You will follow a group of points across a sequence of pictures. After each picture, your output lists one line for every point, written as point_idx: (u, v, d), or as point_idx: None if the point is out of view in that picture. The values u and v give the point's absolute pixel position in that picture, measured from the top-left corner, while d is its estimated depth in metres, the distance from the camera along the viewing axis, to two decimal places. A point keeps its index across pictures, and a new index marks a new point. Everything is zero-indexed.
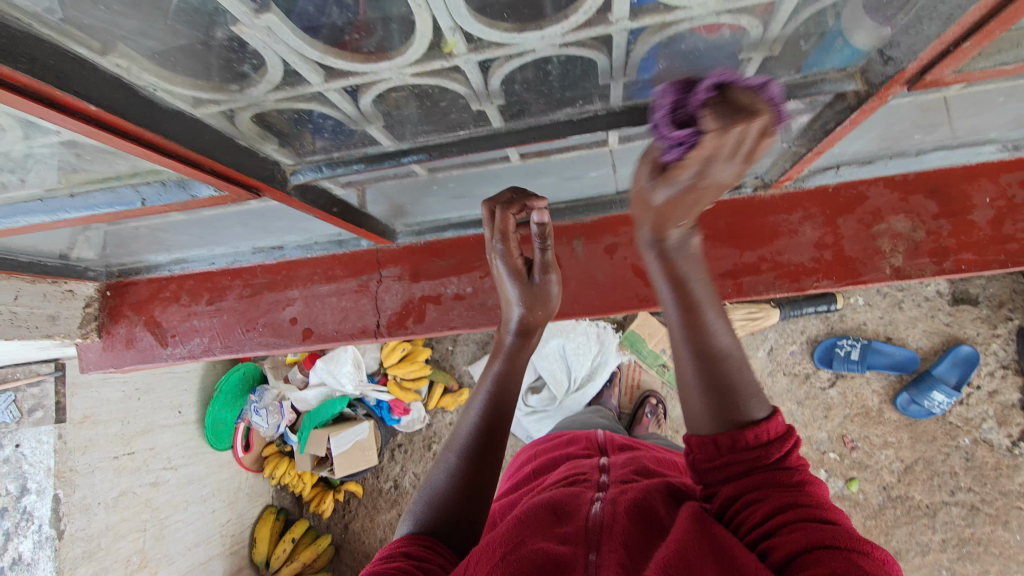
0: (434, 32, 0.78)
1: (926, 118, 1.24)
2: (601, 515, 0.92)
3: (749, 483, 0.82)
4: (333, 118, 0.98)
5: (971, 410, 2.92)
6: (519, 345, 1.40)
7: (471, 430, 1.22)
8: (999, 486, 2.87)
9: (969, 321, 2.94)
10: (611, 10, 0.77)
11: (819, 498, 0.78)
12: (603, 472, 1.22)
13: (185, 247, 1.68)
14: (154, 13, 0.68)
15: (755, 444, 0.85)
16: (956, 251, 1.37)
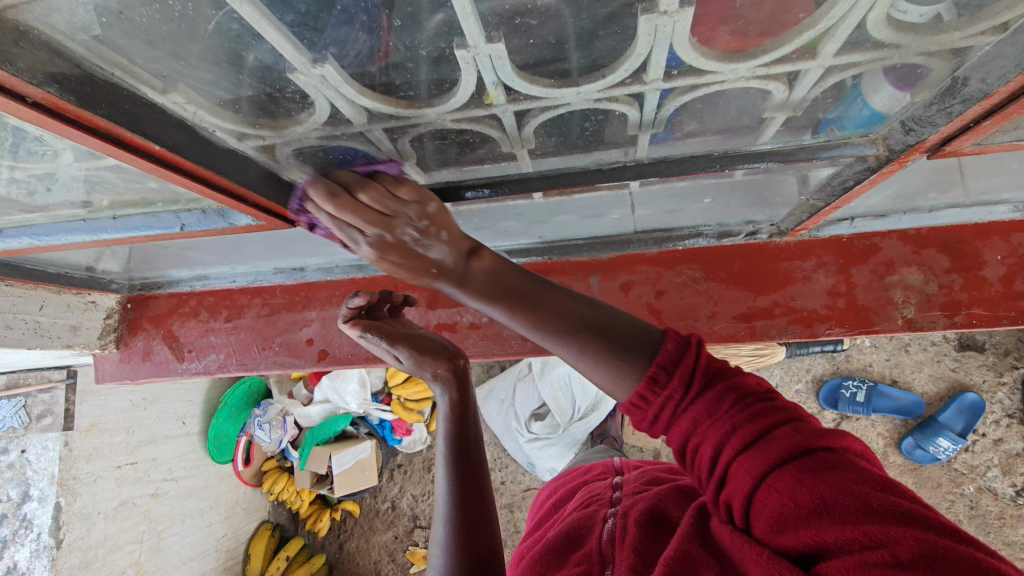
0: (477, 86, 0.82)
1: (938, 178, 1.29)
2: (610, 534, 1.03)
3: (704, 435, 0.83)
4: (371, 155, 1.04)
5: (976, 458, 2.93)
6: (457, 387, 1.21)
7: (448, 499, 1.11)
8: (1003, 537, 2.85)
9: (974, 367, 2.94)
10: (647, 72, 0.82)
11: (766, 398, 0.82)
12: (616, 489, 1.31)
13: (209, 264, 1.72)
14: (217, 62, 0.73)
15: (697, 390, 0.85)
16: (967, 305, 1.39)
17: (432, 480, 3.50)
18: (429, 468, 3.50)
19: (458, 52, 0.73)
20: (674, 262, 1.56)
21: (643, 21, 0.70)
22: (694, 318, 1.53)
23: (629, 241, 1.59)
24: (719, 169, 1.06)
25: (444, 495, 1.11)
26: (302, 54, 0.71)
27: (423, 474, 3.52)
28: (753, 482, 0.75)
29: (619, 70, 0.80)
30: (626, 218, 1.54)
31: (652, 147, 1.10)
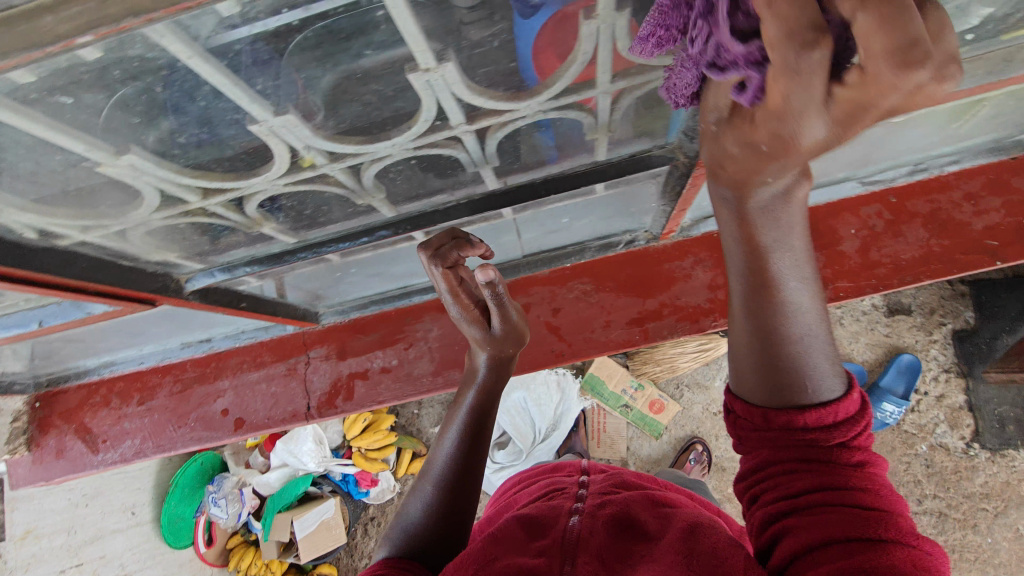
0: (290, 153, 0.89)
1: None
2: (579, 529, 0.78)
3: (797, 469, 0.65)
4: (228, 225, 1.10)
5: (923, 416, 2.51)
6: (492, 377, 1.21)
7: (450, 458, 1.12)
8: (957, 490, 2.46)
9: (905, 329, 2.58)
10: (448, 118, 0.90)
11: (879, 484, 0.62)
12: (581, 485, 1.07)
13: (112, 350, 1.70)
14: (21, 166, 0.76)
15: (814, 427, 0.66)
16: (832, 280, 1.49)
17: None
18: None
19: (251, 126, 0.79)
20: (565, 280, 1.63)
21: (412, 78, 0.77)
22: (591, 329, 1.61)
23: (519, 266, 1.64)
24: (544, 194, 1.20)
25: (445, 455, 1.12)
26: (100, 149, 0.77)
27: None
28: (808, 538, 0.58)
29: (419, 122, 0.88)
30: (514, 245, 1.57)
31: (501, 179, 1.18)
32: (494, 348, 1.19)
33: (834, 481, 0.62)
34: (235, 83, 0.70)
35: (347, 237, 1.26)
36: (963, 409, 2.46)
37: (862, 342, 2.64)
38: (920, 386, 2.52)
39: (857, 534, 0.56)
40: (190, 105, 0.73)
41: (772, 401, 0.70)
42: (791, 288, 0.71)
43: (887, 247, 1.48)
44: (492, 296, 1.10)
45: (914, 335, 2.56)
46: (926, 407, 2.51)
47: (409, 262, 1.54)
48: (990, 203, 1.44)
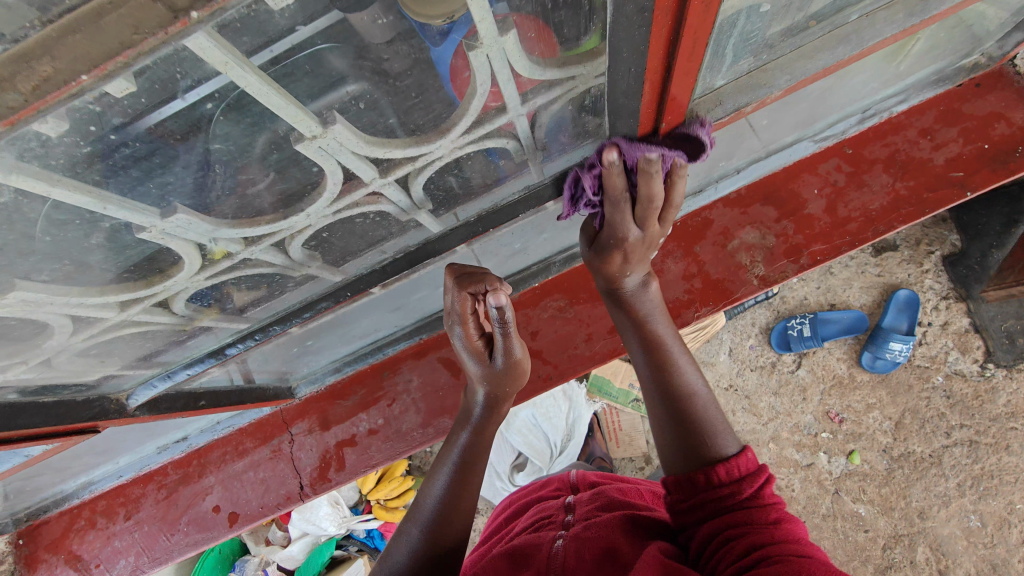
0: (198, 249, 0.82)
1: (729, 143, 1.32)
2: (561, 556, 0.82)
3: (729, 521, 0.76)
4: (162, 328, 1.02)
5: (932, 347, 2.46)
6: (488, 418, 1.15)
7: (439, 504, 1.03)
8: (986, 413, 2.39)
9: (895, 265, 2.52)
10: (360, 176, 0.84)
11: (802, 539, 0.72)
12: (569, 511, 1.02)
13: (87, 471, 1.62)
14: None
15: (726, 481, 0.82)
16: (807, 245, 1.43)
17: None
18: None
19: (141, 234, 0.72)
20: (537, 299, 1.57)
21: (302, 148, 0.70)
22: (574, 346, 1.54)
23: None
24: (481, 229, 1.14)
25: (437, 495, 1.05)
26: None
27: None
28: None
29: (328, 186, 0.81)
30: None
31: (440, 220, 1.10)
32: (491, 385, 1.12)
33: (765, 535, 0.71)
34: (102, 197, 0.63)
35: (288, 317, 1.20)
36: (970, 333, 2.40)
37: (856, 288, 2.59)
38: (922, 318, 2.47)
39: (795, 571, 0.62)
40: (68, 234, 0.66)
41: (693, 463, 0.89)
42: (671, 349, 1.04)
43: (854, 200, 1.42)
44: (501, 328, 1.02)
45: (906, 270, 2.51)
46: (932, 337, 2.46)
47: (372, 316, 1.47)
48: (946, 134, 1.39)
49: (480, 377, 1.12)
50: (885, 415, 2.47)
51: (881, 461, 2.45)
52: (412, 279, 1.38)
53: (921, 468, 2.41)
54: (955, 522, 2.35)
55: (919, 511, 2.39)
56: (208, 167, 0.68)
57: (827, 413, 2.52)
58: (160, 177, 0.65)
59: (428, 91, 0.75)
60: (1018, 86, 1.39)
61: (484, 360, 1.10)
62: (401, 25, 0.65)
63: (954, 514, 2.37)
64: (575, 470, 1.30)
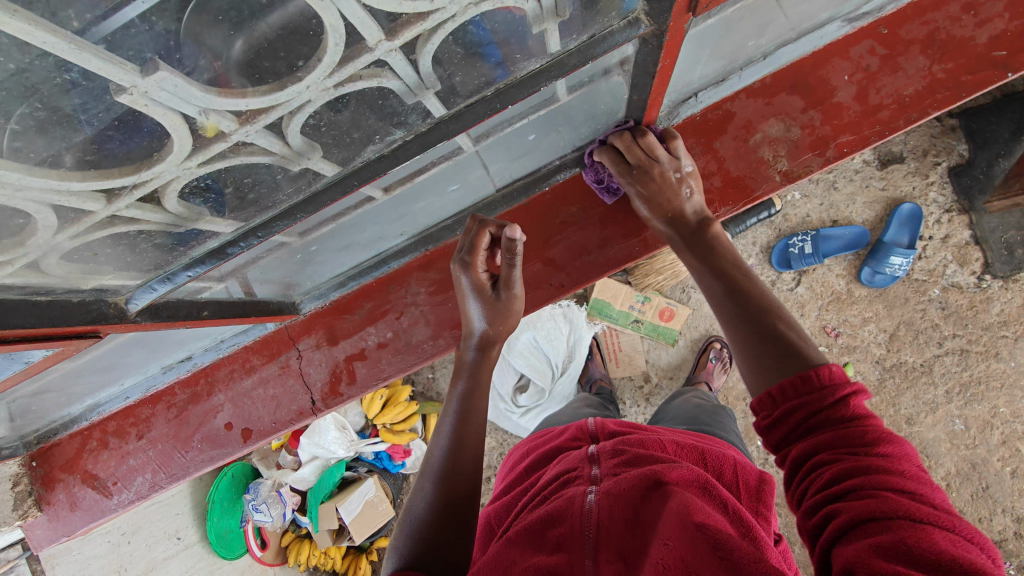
0: (187, 122, 0.73)
1: (760, 22, 1.19)
2: (596, 512, 0.79)
3: (824, 442, 0.73)
4: (153, 230, 0.95)
5: (931, 261, 2.44)
6: (479, 362, 1.16)
7: (449, 452, 1.02)
8: (979, 323, 2.41)
9: (901, 178, 2.43)
10: (363, 37, 0.74)
11: (897, 462, 0.68)
12: (594, 463, 0.98)
13: (92, 393, 1.58)
14: None
15: (820, 386, 0.77)
16: (834, 137, 1.36)
17: None
18: None
19: (120, 97, 0.63)
20: (548, 206, 1.49)
21: None
22: (587, 252, 1.48)
23: (495, 202, 1.50)
24: (500, 107, 1.03)
25: (444, 443, 1.03)
26: None
27: None
28: (850, 517, 0.62)
29: (329, 47, 0.71)
30: (484, 180, 1.41)
31: (447, 105, 1.00)
32: (488, 325, 1.15)
33: (858, 460, 0.68)
34: (62, 36, 0.54)
35: (291, 214, 1.10)
36: (970, 245, 2.38)
37: (859, 203, 2.51)
38: (923, 232, 2.43)
39: (897, 512, 0.60)
40: (59, 76, 0.58)
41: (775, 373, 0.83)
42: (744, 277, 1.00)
43: (886, 85, 1.33)
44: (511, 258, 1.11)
45: (911, 183, 2.43)
46: (932, 251, 2.43)
47: (376, 226, 1.40)
48: (991, 9, 1.29)
49: (481, 317, 1.15)
50: (880, 328, 2.49)
51: (872, 372, 2.50)
52: (416, 184, 1.29)
53: (912, 377, 2.47)
54: (940, 427, 2.44)
55: (906, 418, 2.46)
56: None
57: (823, 327, 2.54)
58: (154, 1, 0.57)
59: None
60: None
61: (488, 297, 1.15)
62: None
63: (940, 419, 2.44)
64: (594, 419, 1.26)
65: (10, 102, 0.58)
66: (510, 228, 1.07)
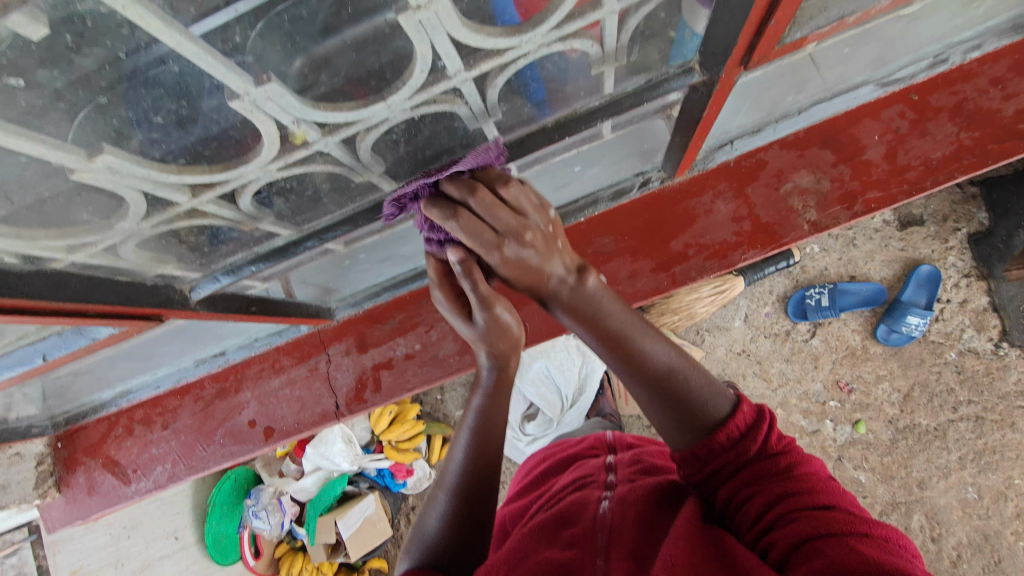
0: (279, 130, 0.80)
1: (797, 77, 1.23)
2: (607, 516, 0.92)
3: (751, 478, 0.83)
4: (226, 225, 1.02)
5: (948, 324, 2.46)
6: (498, 379, 1.14)
7: (463, 466, 1.07)
8: (996, 391, 2.41)
9: (920, 241, 2.49)
10: (446, 67, 0.81)
11: (825, 488, 0.79)
12: (609, 471, 1.12)
13: (126, 379, 1.63)
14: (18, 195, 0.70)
15: (737, 444, 0.86)
16: (862, 192, 1.42)
17: None
18: None
19: (232, 103, 0.70)
20: (583, 236, 1.55)
21: (402, 20, 0.68)
22: (617, 282, 1.53)
23: None
24: (557, 138, 1.10)
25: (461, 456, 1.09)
26: (72, 152, 0.67)
27: None
28: (789, 539, 0.72)
29: (414, 73, 0.79)
30: None
31: (505, 131, 1.08)
32: (488, 345, 1.10)
33: (787, 489, 0.79)
34: (202, 47, 0.61)
35: (345, 222, 1.16)
36: (988, 311, 2.40)
37: (878, 261, 2.56)
38: (941, 295, 2.46)
39: (826, 529, 0.70)
40: (206, 83, 0.66)
41: (693, 440, 0.90)
42: (641, 338, 0.94)
43: (914, 147, 1.39)
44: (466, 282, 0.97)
45: (930, 245, 2.48)
46: (949, 314, 2.46)
47: (417, 240, 1.46)
48: (1018, 85, 1.35)
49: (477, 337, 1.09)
50: (894, 387, 2.49)
51: (885, 432, 2.49)
52: None
53: (925, 441, 2.45)
54: (953, 494, 2.40)
55: (917, 481, 2.44)
56: (339, 22, 0.66)
57: (837, 381, 2.54)
58: (289, 26, 0.64)
59: None
60: None
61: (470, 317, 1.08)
62: None
63: (953, 485, 2.41)
64: (612, 432, 1.35)
65: (158, 103, 0.66)
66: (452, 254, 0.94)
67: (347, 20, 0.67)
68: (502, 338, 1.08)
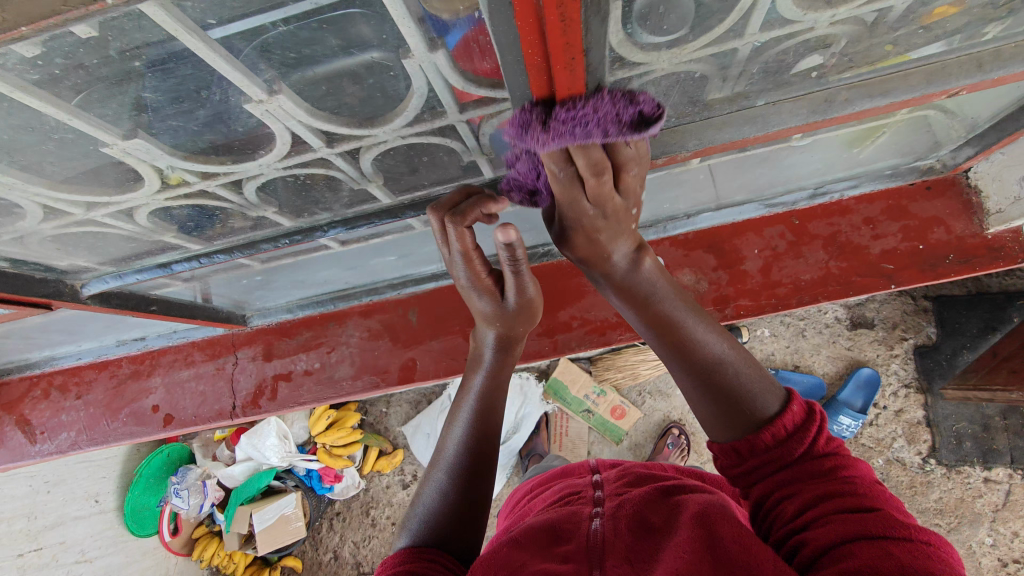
0: (156, 172, 0.94)
1: (695, 184, 1.43)
2: (602, 532, 0.86)
3: (787, 477, 0.79)
4: (125, 235, 1.16)
5: (880, 431, 2.52)
6: (499, 360, 1.31)
7: (462, 445, 1.16)
8: (915, 505, 2.45)
9: (868, 344, 2.54)
10: (308, 142, 0.95)
11: (867, 488, 0.73)
12: (597, 487, 1.10)
13: (51, 346, 1.77)
14: None
15: (772, 444, 0.82)
16: (734, 298, 1.53)
17: (371, 524, 3.38)
18: (367, 511, 3.39)
19: (104, 149, 0.85)
20: None
21: (250, 108, 0.82)
22: None
23: (438, 274, 1.68)
24: (412, 214, 1.23)
25: (459, 437, 1.18)
26: None
27: (362, 519, 3.40)
28: (820, 544, 0.66)
29: (278, 144, 0.93)
30: (437, 254, 1.62)
31: (398, 193, 1.21)
32: (506, 325, 1.27)
33: (842, 491, 0.72)
34: (70, 112, 0.76)
35: (230, 250, 1.27)
36: (921, 425, 2.46)
37: (823, 355, 2.62)
38: (878, 400, 2.52)
39: (866, 535, 0.64)
40: (74, 133, 0.81)
41: None
42: None
43: (787, 265, 1.51)
44: (507, 262, 1.11)
45: (876, 350, 2.53)
46: (883, 421, 2.51)
47: (335, 268, 1.59)
48: (887, 227, 1.46)
49: (494, 316, 1.25)
50: None
51: None
52: (372, 244, 1.48)
53: None
54: None
55: None
56: (191, 102, 0.79)
57: None
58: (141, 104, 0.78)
59: (380, 86, 0.86)
60: (965, 199, 1.43)
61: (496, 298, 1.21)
62: (372, 45, 0.77)
63: None
64: (596, 459, 1.37)
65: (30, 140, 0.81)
66: (501, 232, 1.01)
67: (197, 104, 0.80)
68: (518, 322, 1.27)
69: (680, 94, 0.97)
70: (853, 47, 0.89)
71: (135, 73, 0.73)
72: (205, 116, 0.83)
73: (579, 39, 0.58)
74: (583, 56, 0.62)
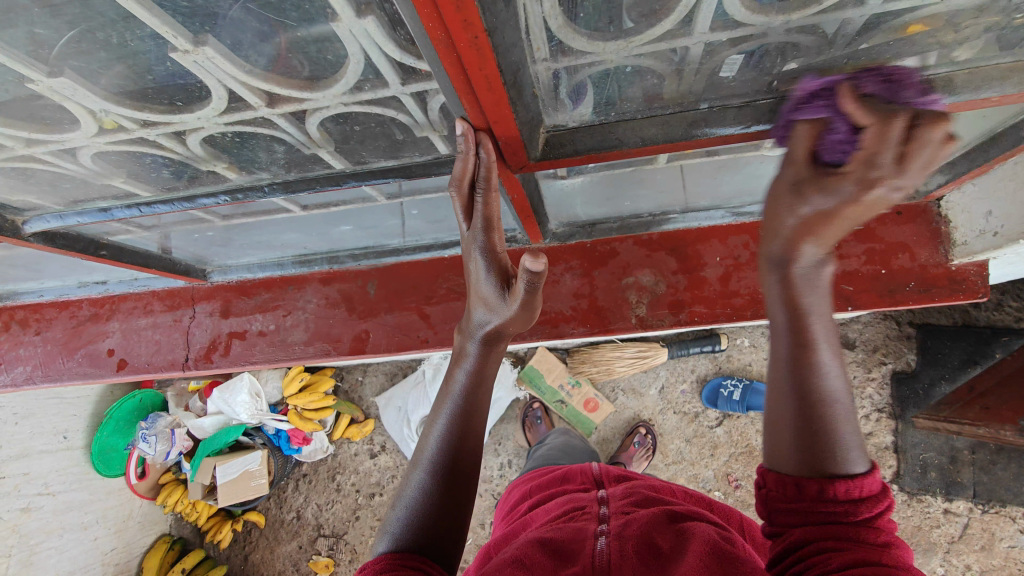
0: (89, 114, 0.93)
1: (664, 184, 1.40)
2: (606, 554, 0.84)
3: (829, 533, 0.71)
4: (69, 177, 1.15)
5: None
6: (483, 356, 1.18)
7: (444, 441, 1.09)
8: None
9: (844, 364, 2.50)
10: (244, 99, 0.92)
11: (907, 566, 0.67)
12: (602, 505, 1.07)
13: (15, 280, 1.78)
14: None
15: (842, 498, 0.73)
16: (689, 304, 1.51)
17: (336, 489, 3.41)
18: (333, 476, 3.42)
19: (30, 85, 0.85)
20: (443, 270, 1.65)
21: (177, 57, 0.80)
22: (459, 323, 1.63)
23: (400, 250, 1.67)
24: (354, 184, 1.21)
25: (439, 437, 1.10)
26: None
27: (328, 483, 3.43)
28: None
29: (215, 97, 0.90)
30: (402, 228, 1.60)
31: (353, 163, 1.19)
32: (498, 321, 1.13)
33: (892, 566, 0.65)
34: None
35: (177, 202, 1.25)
36: (887, 450, 2.42)
37: None
38: None
39: None
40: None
41: None
42: None
43: (747, 277, 1.49)
44: (478, 246, 1.09)
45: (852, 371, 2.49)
46: None
47: (297, 232, 1.58)
48: (852, 248, 1.44)
49: (483, 298, 1.12)
50: None
51: None
52: (332, 212, 1.46)
53: None
54: None
55: None
56: (113, 45, 0.79)
57: (727, 474, 2.63)
58: (61, 42, 0.78)
59: (314, 50, 0.84)
60: (936, 227, 1.41)
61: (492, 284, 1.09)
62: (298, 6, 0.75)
63: None
64: (597, 467, 1.37)
65: None
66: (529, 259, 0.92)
67: (118, 46, 0.79)
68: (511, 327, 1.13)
69: (629, 88, 0.94)
70: (813, 57, 0.87)
71: (40, 14, 0.73)
72: (131, 61, 0.82)
73: (477, 15, 0.58)
74: (486, 36, 0.61)
